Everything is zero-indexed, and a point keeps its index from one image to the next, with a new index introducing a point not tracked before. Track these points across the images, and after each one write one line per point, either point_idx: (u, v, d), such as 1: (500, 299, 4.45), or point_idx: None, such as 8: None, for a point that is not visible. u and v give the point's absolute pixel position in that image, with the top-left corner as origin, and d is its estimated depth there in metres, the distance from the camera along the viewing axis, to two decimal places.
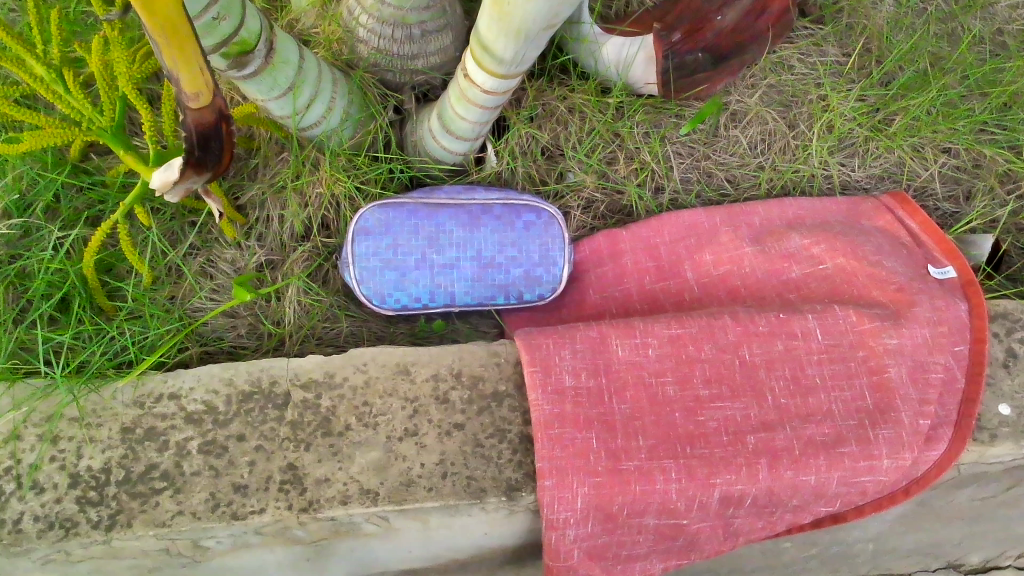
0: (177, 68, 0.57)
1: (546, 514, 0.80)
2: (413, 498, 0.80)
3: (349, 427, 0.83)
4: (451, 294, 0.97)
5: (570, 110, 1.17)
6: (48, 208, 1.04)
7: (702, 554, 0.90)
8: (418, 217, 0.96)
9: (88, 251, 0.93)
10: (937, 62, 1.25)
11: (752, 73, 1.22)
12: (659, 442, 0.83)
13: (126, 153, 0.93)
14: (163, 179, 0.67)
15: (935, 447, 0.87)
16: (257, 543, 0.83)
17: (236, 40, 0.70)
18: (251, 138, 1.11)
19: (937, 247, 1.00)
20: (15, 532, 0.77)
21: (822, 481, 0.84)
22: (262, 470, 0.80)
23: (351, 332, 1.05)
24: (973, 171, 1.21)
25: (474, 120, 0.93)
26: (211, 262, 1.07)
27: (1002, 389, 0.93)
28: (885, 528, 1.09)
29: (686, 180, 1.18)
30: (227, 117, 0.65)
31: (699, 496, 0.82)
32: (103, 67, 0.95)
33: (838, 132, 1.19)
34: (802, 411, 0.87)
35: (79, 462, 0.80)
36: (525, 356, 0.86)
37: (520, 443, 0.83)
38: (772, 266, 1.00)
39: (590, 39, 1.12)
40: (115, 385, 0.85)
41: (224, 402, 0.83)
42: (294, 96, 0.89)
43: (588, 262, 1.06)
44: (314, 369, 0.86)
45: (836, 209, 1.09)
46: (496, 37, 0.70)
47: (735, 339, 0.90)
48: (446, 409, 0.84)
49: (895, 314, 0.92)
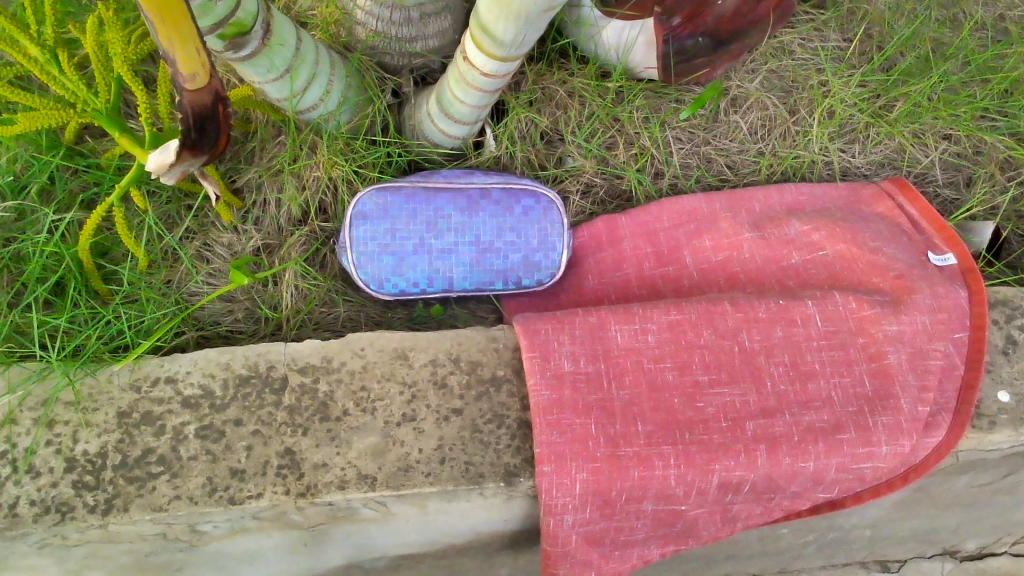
0: (172, 48, 0.56)
1: (545, 500, 0.80)
2: (410, 484, 0.80)
3: (346, 412, 0.82)
4: (449, 279, 0.96)
5: (570, 94, 1.16)
6: (43, 191, 1.04)
7: (699, 540, 0.90)
8: (415, 202, 0.96)
9: (84, 235, 0.93)
10: (938, 48, 1.24)
11: (753, 58, 1.22)
12: (657, 428, 0.83)
13: (120, 135, 0.92)
14: (158, 161, 0.65)
15: (933, 434, 0.86)
16: (254, 528, 0.83)
17: (231, 21, 0.69)
18: (248, 120, 1.10)
19: (937, 233, 1.00)
20: (11, 517, 0.77)
21: (821, 467, 0.84)
22: (260, 455, 0.80)
23: (349, 317, 1.05)
24: (974, 158, 1.21)
25: (473, 104, 0.92)
26: (208, 246, 1.07)
27: (1001, 375, 0.93)
28: (883, 515, 1.09)
29: (686, 166, 1.18)
30: (223, 99, 0.64)
31: (697, 482, 0.82)
32: (98, 48, 0.94)
33: (838, 118, 1.19)
34: (802, 397, 0.86)
35: (76, 446, 0.80)
36: (524, 340, 0.86)
37: (519, 429, 0.83)
38: (772, 252, 1.00)
39: (590, 22, 1.10)
40: (111, 368, 0.84)
41: (221, 386, 0.83)
42: (291, 78, 0.88)
43: (586, 247, 1.05)
44: (312, 354, 0.85)
45: (836, 196, 1.08)
46: (496, 19, 0.69)
47: (735, 325, 0.90)
48: (444, 394, 0.84)
49: (895, 300, 0.92)
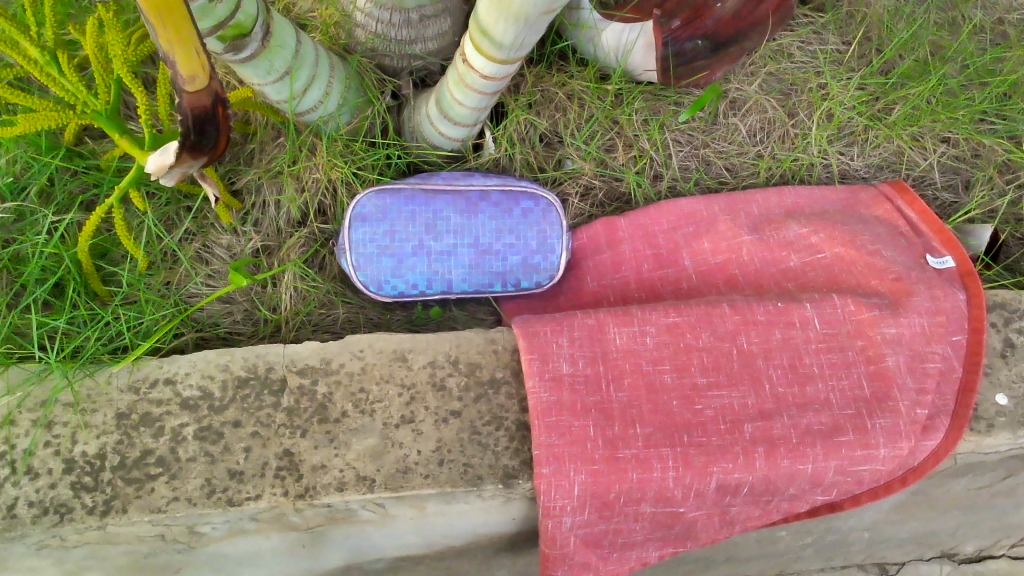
0: (171, 48, 0.56)
1: (543, 502, 0.80)
2: (409, 485, 0.80)
3: (345, 414, 0.82)
4: (448, 281, 0.96)
5: (569, 96, 1.16)
6: (42, 192, 1.04)
7: (697, 542, 0.90)
8: (415, 204, 0.96)
9: (83, 236, 0.93)
10: (937, 51, 1.25)
11: (752, 60, 1.23)
12: (656, 430, 0.83)
13: (120, 136, 0.92)
14: (159, 163, 0.65)
15: (931, 437, 0.86)
16: (253, 529, 0.83)
17: (231, 22, 0.69)
18: (248, 122, 1.10)
19: (936, 236, 1.00)
20: (10, 518, 0.77)
21: (819, 470, 0.84)
22: (258, 457, 0.80)
23: (348, 319, 1.05)
24: (972, 161, 1.21)
25: (472, 106, 0.92)
26: (208, 247, 1.07)
27: (999, 378, 0.93)
28: (881, 518, 1.09)
29: (685, 168, 1.18)
30: (222, 101, 0.63)
31: (696, 485, 0.82)
32: (97, 49, 0.94)
33: (837, 121, 1.19)
34: (800, 400, 0.86)
35: (74, 447, 0.80)
36: (523, 342, 0.86)
37: (518, 431, 0.83)
38: (771, 255, 1.00)
39: (589, 25, 1.10)
40: (110, 369, 0.84)
41: (220, 388, 0.83)
42: (291, 80, 0.88)
43: (586, 249, 1.06)
44: (311, 356, 0.85)
45: (835, 199, 1.08)
46: (495, 21, 0.69)
47: (733, 327, 0.90)
48: (443, 396, 0.84)
49: (893, 303, 0.92)
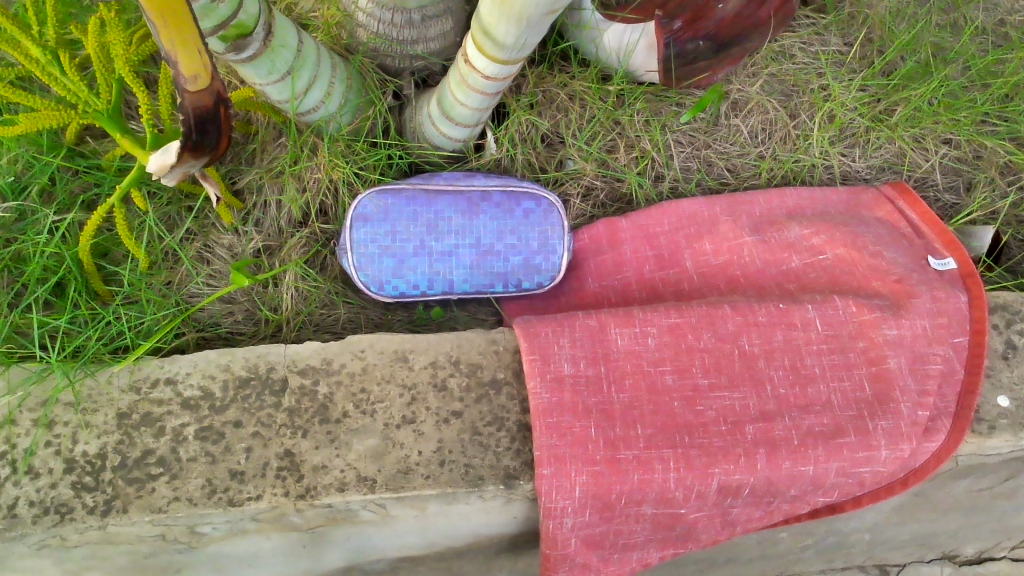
0: (173, 48, 0.56)
1: (544, 503, 0.80)
2: (410, 486, 0.80)
3: (346, 415, 0.82)
4: (449, 281, 0.96)
5: (571, 97, 1.16)
6: (43, 191, 1.04)
7: (698, 543, 0.90)
8: (417, 204, 0.96)
9: (84, 236, 0.93)
10: (939, 52, 1.25)
11: (754, 61, 1.22)
12: (657, 431, 0.83)
13: (122, 136, 0.92)
14: (160, 163, 0.65)
15: (933, 439, 0.86)
16: (253, 529, 0.83)
17: (233, 23, 0.69)
18: (250, 122, 1.10)
19: (937, 238, 1.00)
20: (10, 518, 0.77)
21: (820, 472, 0.84)
22: (259, 457, 0.80)
23: (349, 318, 1.05)
24: (973, 163, 1.21)
25: (473, 106, 0.92)
26: (208, 247, 1.07)
27: (1001, 379, 0.93)
28: (882, 520, 1.09)
29: (686, 169, 1.18)
30: (224, 101, 0.63)
31: (697, 486, 0.82)
32: (99, 49, 0.94)
33: (838, 122, 1.19)
34: (802, 401, 0.86)
35: (75, 447, 0.80)
36: (525, 343, 0.86)
37: (519, 432, 0.83)
38: (772, 256, 1.00)
39: (591, 26, 1.10)
40: (111, 369, 0.84)
41: (221, 388, 0.83)
42: (293, 79, 0.88)
43: (587, 250, 1.06)
44: (312, 356, 0.85)
45: (836, 200, 1.08)
46: (497, 22, 0.69)
47: (735, 328, 0.90)
48: (444, 397, 0.84)
49: (894, 304, 0.92)
